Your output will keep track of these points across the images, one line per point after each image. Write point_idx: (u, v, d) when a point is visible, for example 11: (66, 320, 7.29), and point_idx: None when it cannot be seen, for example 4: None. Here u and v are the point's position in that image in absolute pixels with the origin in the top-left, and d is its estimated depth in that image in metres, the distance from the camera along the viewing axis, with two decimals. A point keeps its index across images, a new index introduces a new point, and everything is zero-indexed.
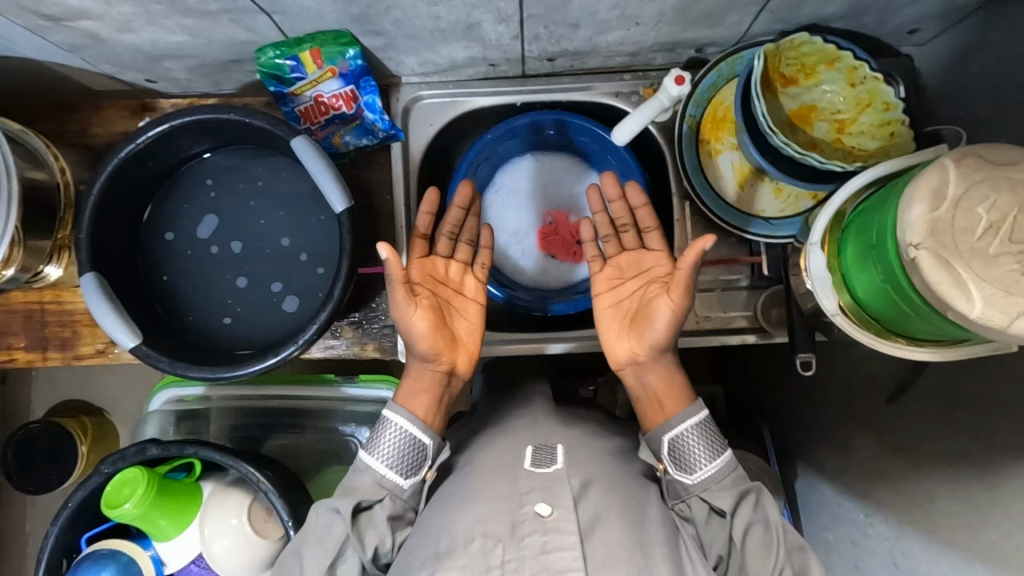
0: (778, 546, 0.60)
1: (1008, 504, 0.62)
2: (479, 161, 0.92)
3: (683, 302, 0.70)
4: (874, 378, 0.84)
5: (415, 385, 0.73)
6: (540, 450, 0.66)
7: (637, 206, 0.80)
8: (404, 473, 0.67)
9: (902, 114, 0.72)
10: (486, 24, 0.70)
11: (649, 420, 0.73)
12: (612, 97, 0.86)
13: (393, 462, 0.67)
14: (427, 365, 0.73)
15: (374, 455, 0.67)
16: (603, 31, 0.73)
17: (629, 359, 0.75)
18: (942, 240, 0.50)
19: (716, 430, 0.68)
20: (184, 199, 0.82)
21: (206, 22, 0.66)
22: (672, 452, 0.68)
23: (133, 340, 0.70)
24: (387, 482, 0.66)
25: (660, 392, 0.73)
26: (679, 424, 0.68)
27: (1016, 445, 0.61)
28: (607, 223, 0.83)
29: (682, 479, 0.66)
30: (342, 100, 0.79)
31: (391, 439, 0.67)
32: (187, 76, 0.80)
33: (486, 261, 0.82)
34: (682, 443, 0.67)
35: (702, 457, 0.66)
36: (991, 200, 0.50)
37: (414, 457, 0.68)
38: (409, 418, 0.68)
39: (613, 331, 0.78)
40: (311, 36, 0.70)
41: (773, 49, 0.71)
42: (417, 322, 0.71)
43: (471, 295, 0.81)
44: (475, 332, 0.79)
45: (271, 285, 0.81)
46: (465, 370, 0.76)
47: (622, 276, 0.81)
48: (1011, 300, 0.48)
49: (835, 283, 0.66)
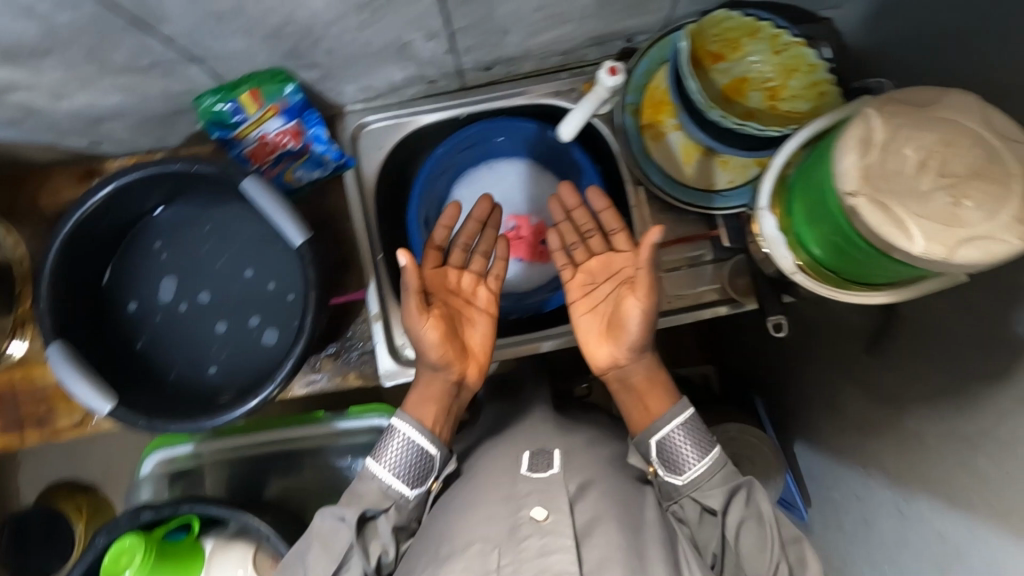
0: (773, 539, 0.61)
1: (990, 433, 0.63)
2: (435, 176, 0.92)
3: (651, 299, 0.71)
4: (859, 330, 0.86)
5: (424, 393, 0.72)
6: (536, 455, 0.67)
7: (601, 209, 0.81)
8: (411, 483, 0.67)
9: (828, 74, 0.74)
10: (417, 42, 0.71)
11: (635, 423, 0.74)
12: (552, 97, 0.86)
13: (401, 470, 0.67)
14: (438, 374, 0.73)
15: (381, 462, 0.67)
16: (532, 34, 0.75)
17: (610, 362, 0.76)
18: (876, 184, 0.53)
19: (704, 428, 0.69)
20: (138, 266, 0.81)
21: (139, 78, 0.66)
22: (661, 454, 0.69)
23: (110, 404, 0.69)
24: (393, 492, 0.66)
25: (643, 390, 0.74)
26: (666, 424, 0.69)
27: (989, 373, 0.63)
28: (573, 230, 0.84)
29: (672, 480, 0.67)
30: (288, 136, 0.78)
31: (398, 448, 0.67)
32: (131, 134, 0.80)
33: (500, 273, 0.83)
34: (670, 443, 0.68)
35: (691, 457, 0.67)
36: (917, 140, 0.54)
37: (421, 468, 0.68)
38: (415, 427, 0.68)
39: (594, 335, 0.78)
40: (249, 77, 0.72)
41: (695, 29, 0.74)
42: (428, 331, 0.71)
43: (479, 309, 0.80)
44: (487, 344, 0.79)
45: (246, 329, 0.80)
46: (473, 381, 0.77)
47: (594, 281, 0.81)
48: (950, 232, 0.51)
49: (789, 243, 0.67)
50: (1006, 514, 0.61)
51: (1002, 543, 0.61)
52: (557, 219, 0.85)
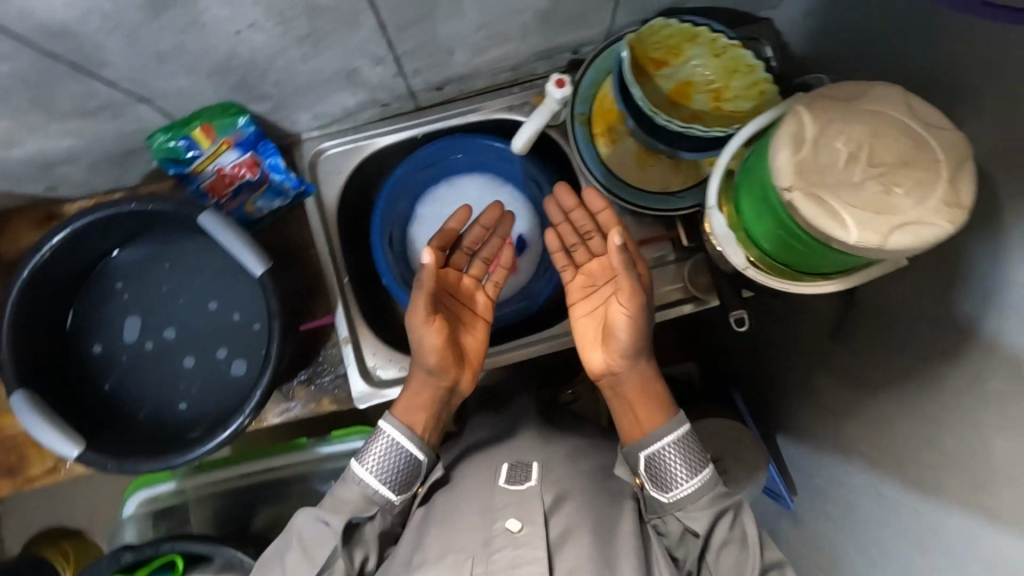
0: (751, 567, 0.61)
1: (951, 410, 0.65)
2: (396, 196, 0.90)
3: (635, 303, 0.69)
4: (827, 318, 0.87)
5: (414, 398, 0.71)
6: (515, 466, 0.68)
7: (598, 211, 0.77)
8: (396, 489, 0.67)
9: (766, 73, 0.76)
10: (364, 68, 0.72)
11: (626, 432, 0.72)
12: (506, 111, 0.88)
13: (387, 476, 0.67)
14: (430, 379, 0.71)
15: (364, 465, 0.66)
16: (478, 52, 0.76)
17: (604, 368, 0.74)
18: (809, 178, 0.55)
19: (697, 445, 0.68)
20: (101, 308, 0.81)
21: (88, 120, 0.67)
22: (649, 469, 0.68)
23: (77, 448, 0.69)
24: (379, 496, 0.66)
25: (637, 401, 0.72)
26: (659, 439, 0.67)
27: (945, 352, 0.65)
28: (571, 232, 0.80)
29: (659, 496, 0.66)
30: (245, 168, 0.79)
31: (380, 450, 0.67)
32: (87, 176, 0.80)
33: (499, 280, 0.81)
34: (660, 459, 0.67)
35: (680, 476, 0.66)
36: (846, 134, 0.56)
37: (407, 475, 0.68)
38: (403, 432, 0.68)
39: (590, 339, 0.76)
40: (198, 113, 0.73)
41: (634, 38, 0.75)
42: (428, 335, 0.69)
43: (477, 316, 0.78)
44: (482, 351, 0.77)
45: (214, 361, 0.80)
46: (466, 388, 0.75)
47: (594, 283, 0.78)
48: (882, 220, 0.53)
49: (740, 239, 0.69)
50: (972, 487, 0.63)
51: (975, 517, 0.62)
52: (555, 221, 0.82)
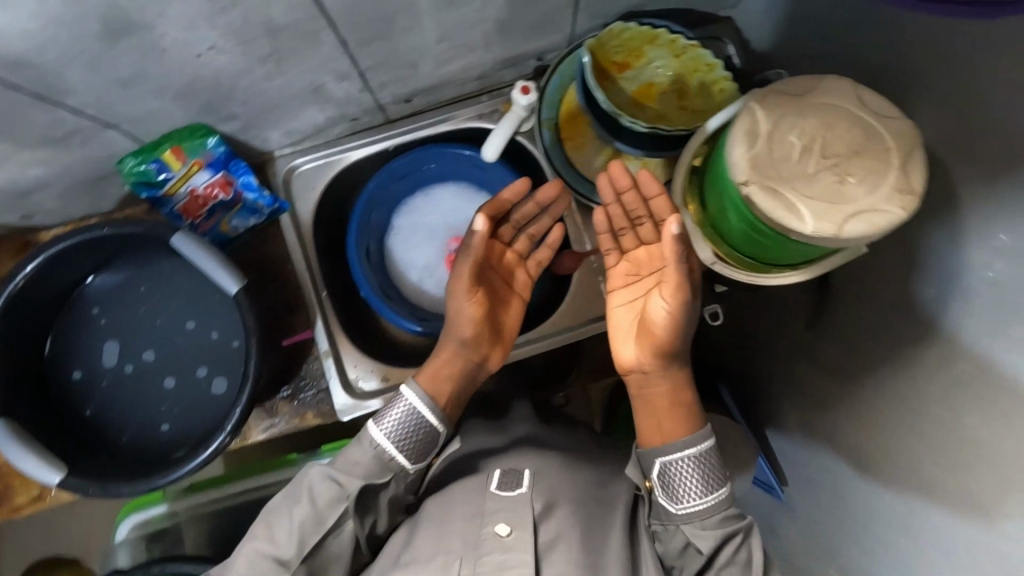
0: None
1: (925, 392, 0.66)
2: (370, 209, 0.90)
3: (675, 299, 0.64)
4: (805, 308, 0.88)
5: (440, 368, 0.72)
6: (507, 472, 0.68)
7: (652, 197, 0.68)
8: (413, 458, 0.67)
9: (725, 71, 0.78)
10: (330, 84, 0.73)
11: (644, 434, 0.70)
12: (476, 119, 0.88)
13: (405, 443, 0.66)
14: (461, 351, 0.72)
15: (380, 429, 0.66)
16: (443, 63, 0.77)
17: (634, 365, 0.70)
18: (764, 172, 0.56)
19: (717, 463, 0.65)
20: (79, 334, 0.81)
21: (57, 148, 0.68)
22: (661, 477, 0.66)
23: (59, 474, 0.70)
24: (395, 464, 0.66)
25: (662, 404, 0.69)
26: (678, 451, 0.65)
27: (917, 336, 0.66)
28: (621, 216, 0.71)
29: (666, 505, 0.64)
30: (217, 188, 0.79)
31: (396, 416, 0.67)
32: (61, 203, 0.80)
33: (541, 259, 0.79)
34: (674, 470, 0.65)
35: (693, 492, 0.63)
36: (799, 127, 0.57)
37: (425, 445, 0.68)
38: (425, 403, 0.68)
39: (624, 330, 0.73)
40: (167, 136, 0.74)
41: (595, 44, 0.77)
42: (465, 305, 0.71)
43: (514, 295, 0.78)
44: (514, 329, 0.78)
45: (195, 381, 0.80)
46: (495, 364, 0.76)
47: (638, 272, 0.73)
48: (836, 209, 0.54)
49: (708, 236, 0.70)
50: (950, 468, 0.64)
51: (952, 499, 0.64)
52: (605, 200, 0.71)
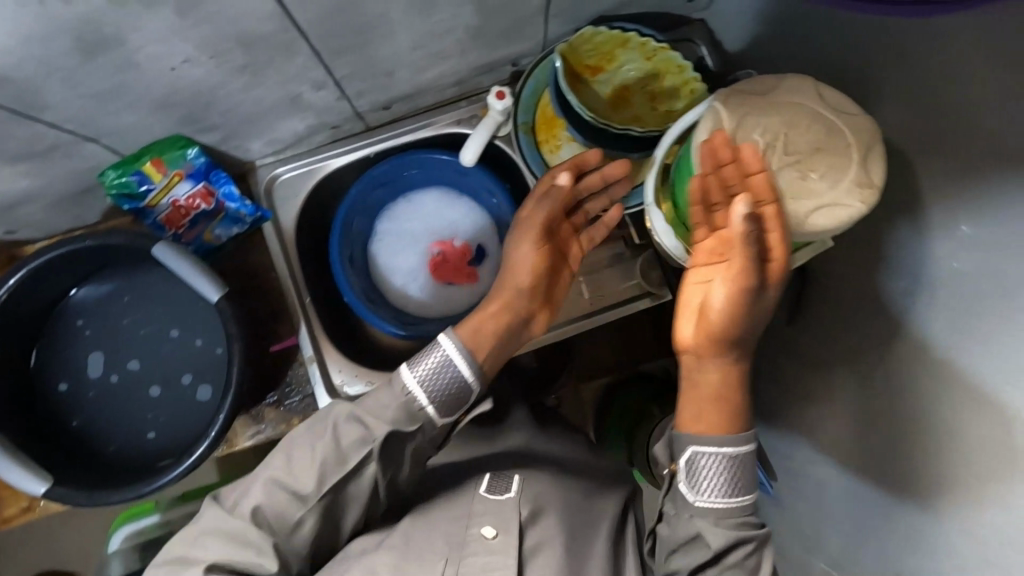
0: None
1: (895, 383, 0.67)
2: (353, 216, 0.91)
3: (740, 283, 0.58)
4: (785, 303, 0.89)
5: (486, 319, 0.69)
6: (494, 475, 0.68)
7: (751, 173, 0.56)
8: (442, 411, 0.63)
9: (695, 72, 0.79)
10: (307, 94, 0.75)
11: (683, 410, 0.64)
12: (454, 125, 0.90)
13: (436, 393, 0.62)
14: (511, 300, 0.71)
15: (413, 374, 0.62)
16: (419, 71, 0.79)
17: (692, 347, 0.64)
18: (728, 170, 0.58)
19: (749, 471, 0.60)
20: (64, 346, 0.82)
21: (39, 163, 0.69)
22: (686, 462, 0.61)
23: (44, 484, 0.71)
24: (422, 413, 0.62)
25: (712, 392, 0.62)
26: (716, 445, 0.60)
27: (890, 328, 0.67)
28: (718, 187, 0.59)
29: (683, 488, 0.61)
30: (199, 198, 0.81)
31: (432, 364, 0.63)
32: (45, 217, 0.81)
33: (598, 236, 0.78)
34: (702, 460, 0.60)
35: (716, 486, 0.59)
36: (763, 125, 0.58)
37: (455, 397, 0.64)
38: (460, 355, 0.64)
39: (690, 309, 0.64)
40: (148, 147, 0.74)
41: (566, 48, 0.78)
42: (524, 251, 0.73)
43: (568, 267, 0.78)
44: (559, 296, 0.77)
45: (180, 388, 0.81)
46: (538, 329, 0.75)
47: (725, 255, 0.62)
48: (797, 205, 0.56)
49: (679, 234, 0.71)
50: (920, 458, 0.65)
51: (925, 488, 0.65)
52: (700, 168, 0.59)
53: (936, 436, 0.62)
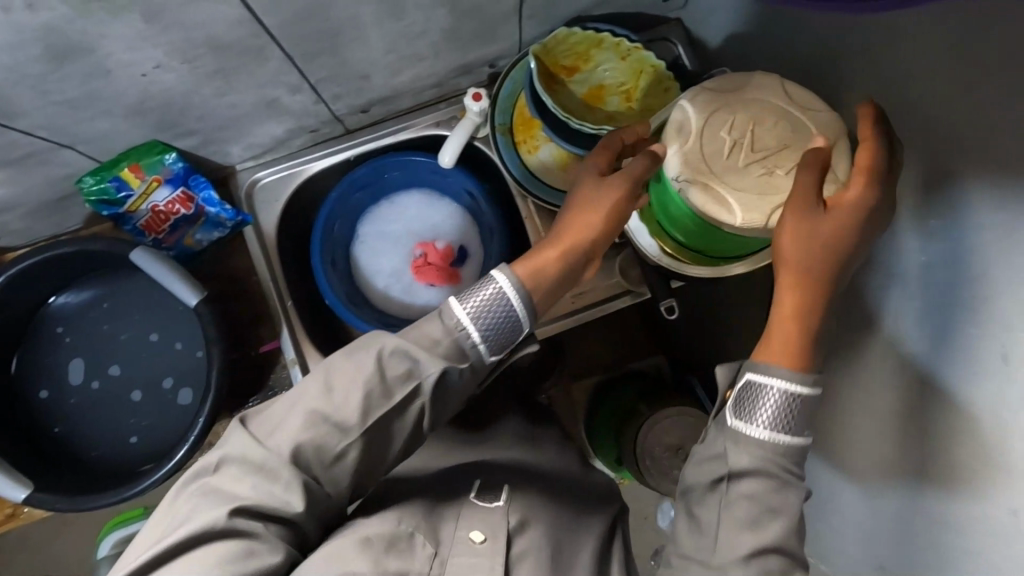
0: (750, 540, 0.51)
1: (871, 377, 0.67)
2: (334, 221, 0.91)
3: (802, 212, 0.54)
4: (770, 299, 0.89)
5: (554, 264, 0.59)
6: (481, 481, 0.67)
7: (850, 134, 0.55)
8: (493, 349, 0.56)
9: (669, 72, 0.80)
10: (284, 97, 0.75)
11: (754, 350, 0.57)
12: (434, 127, 0.91)
13: (489, 331, 0.56)
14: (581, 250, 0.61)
15: (464, 306, 0.55)
16: (395, 73, 0.79)
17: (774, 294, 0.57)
18: (697, 167, 0.58)
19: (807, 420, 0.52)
20: (46, 353, 0.82)
21: (16, 171, 0.69)
22: (741, 388, 0.54)
23: (24, 490, 0.72)
24: (472, 350, 0.56)
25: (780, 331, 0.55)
26: (779, 378, 0.52)
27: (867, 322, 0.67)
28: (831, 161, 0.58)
29: (728, 412, 0.54)
30: (178, 203, 0.81)
31: (486, 299, 0.56)
32: (25, 225, 0.82)
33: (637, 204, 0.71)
34: (760, 387, 0.53)
35: (764, 415, 0.52)
36: (729, 122, 0.59)
37: (507, 337, 0.57)
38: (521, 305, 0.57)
39: None
40: (125, 153, 0.75)
41: (541, 49, 0.79)
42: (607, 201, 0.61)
43: None
44: None
45: (162, 393, 0.82)
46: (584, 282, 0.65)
47: None
48: (765, 201, 0.57)
49: (654, 232, 0.72)
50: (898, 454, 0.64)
51: (905, 482, 0.64)
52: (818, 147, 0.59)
53: (918, 431, 0.61)
